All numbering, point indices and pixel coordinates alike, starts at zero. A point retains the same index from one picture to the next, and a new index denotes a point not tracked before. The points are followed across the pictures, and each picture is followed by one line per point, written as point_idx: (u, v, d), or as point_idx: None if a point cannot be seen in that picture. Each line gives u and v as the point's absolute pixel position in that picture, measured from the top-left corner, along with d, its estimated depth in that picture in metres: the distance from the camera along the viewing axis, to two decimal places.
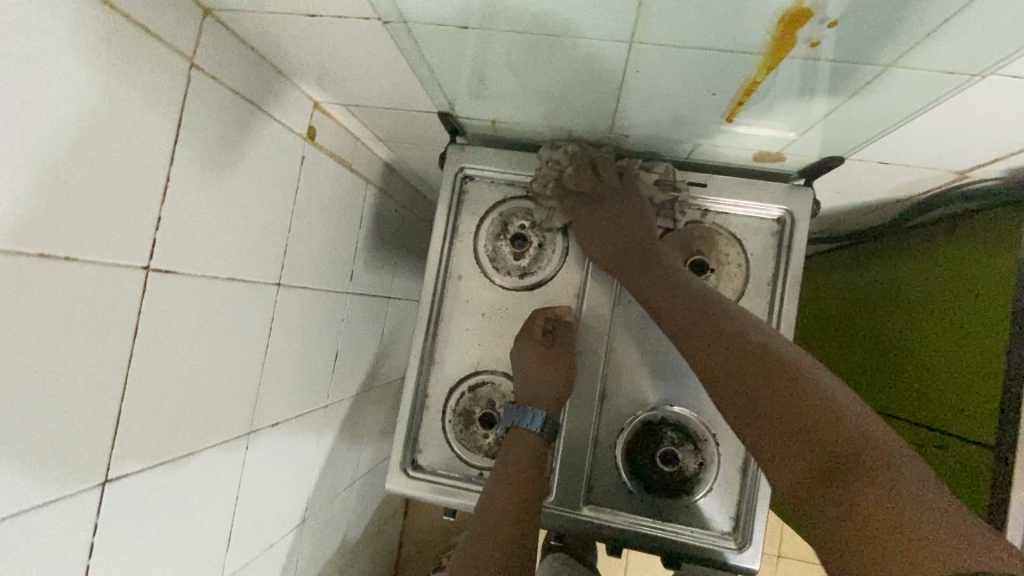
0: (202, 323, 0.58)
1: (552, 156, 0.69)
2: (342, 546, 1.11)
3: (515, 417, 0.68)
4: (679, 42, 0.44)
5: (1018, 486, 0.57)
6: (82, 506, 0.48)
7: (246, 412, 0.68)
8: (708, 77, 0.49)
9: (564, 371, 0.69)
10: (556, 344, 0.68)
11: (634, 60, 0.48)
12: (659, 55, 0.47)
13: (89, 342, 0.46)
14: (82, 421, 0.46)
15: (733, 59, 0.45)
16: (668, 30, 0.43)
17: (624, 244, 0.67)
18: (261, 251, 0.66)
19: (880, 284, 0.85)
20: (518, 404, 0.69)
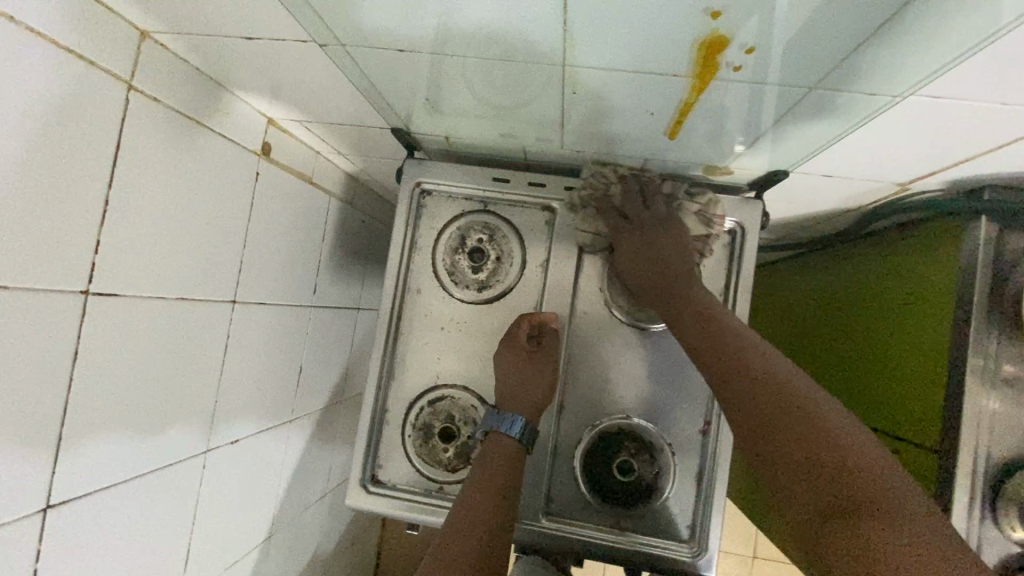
0: (150, 345, 0.58)
1: (601, 171, 0.68)
2: (313, 560, 1.10)
3: (494, 423, 0.67)
4: (611, 65, 0.45)
5: (960, 491, 0.59)
6: (22, 535, 0.47)
7: (202, 431, 0.68)
8: (645, 97, 0.49)
9: (547, 379, 0.68)
10: (540, 351, 0.68)
11: (572, 81, 0.49)
12: (594, 77, 0.47)
13: (23, 369, 0.45)
14: (19, 448, 0.46)
15: (664, 82, 0.46)
16: (599, 54, 0.43)
17: (662, 268, 0.65)
18: (214, 269, 0.66)
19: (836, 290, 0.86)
20: (499, 408, 0.67)
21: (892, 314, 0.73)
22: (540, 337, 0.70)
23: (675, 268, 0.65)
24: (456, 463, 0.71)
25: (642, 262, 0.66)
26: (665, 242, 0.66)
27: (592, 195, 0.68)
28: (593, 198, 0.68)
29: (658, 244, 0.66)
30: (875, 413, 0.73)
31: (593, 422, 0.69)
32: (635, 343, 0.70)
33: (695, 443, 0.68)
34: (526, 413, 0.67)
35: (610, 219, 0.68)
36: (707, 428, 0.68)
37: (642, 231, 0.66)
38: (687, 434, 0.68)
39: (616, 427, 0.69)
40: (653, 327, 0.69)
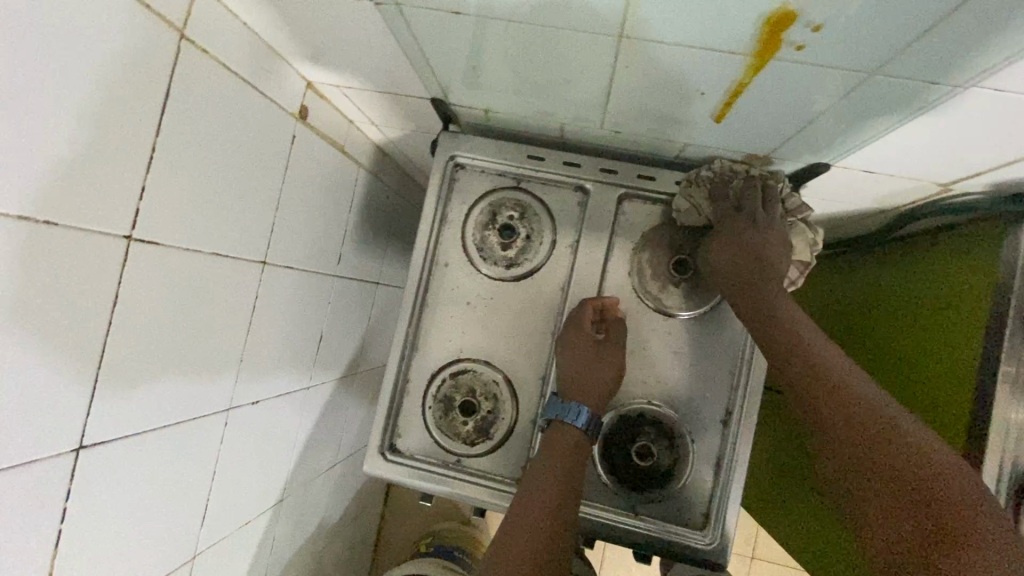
0: (182, 297, 0.58)
1: (734, 164, 0.66)
2: (319, 529, 1.11)
3: (557, 412, 0.67)
4: (669, 39, 0.44)
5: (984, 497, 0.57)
6: (56, 471, 0.48)
7: (227, 388, 0.69)
8: (698, 76, 0.49)
9: (612, 368, 0.67)
10: (605, 339, 0.68)
11: (626, 57, 0.49)
12: (649, 51, 0.47)
13: (68, 307, 0.46)
14: (57, 387, 0.46)
15: (721, 60, 0.45)
16: (659, 26, 0.43)
17: (758, 261, 0.61)
18: (249, 228, 0.66)
19: (863, 292, 0.86)
20: (563, 397, 0.67)
21: (919, 317, 0.72)
22: (605, 325, 0.69)
23: (766, 269, 0.61)
24: (475, 436, 0.72)
25: (739, 255, 0.62)
26: (770, 243, 0.61)
27: (711, 179, 0.66)
28: (709, 183, 0.66)
29: (760, 239, 0.61)
30: None
31: (614, 406, 0.70)
32: (661, 330, 0.70)
33: (714, 433, 0.68)
34: (591, 402, 0.66)
35: (723, 207, 0.65)
36: (727, 420, 0.68)
37: (748, 223, 0.62)
38: (707, 425, 0.68)
39: (639, 412, 0.69)
40: (681, 315, 0.69)
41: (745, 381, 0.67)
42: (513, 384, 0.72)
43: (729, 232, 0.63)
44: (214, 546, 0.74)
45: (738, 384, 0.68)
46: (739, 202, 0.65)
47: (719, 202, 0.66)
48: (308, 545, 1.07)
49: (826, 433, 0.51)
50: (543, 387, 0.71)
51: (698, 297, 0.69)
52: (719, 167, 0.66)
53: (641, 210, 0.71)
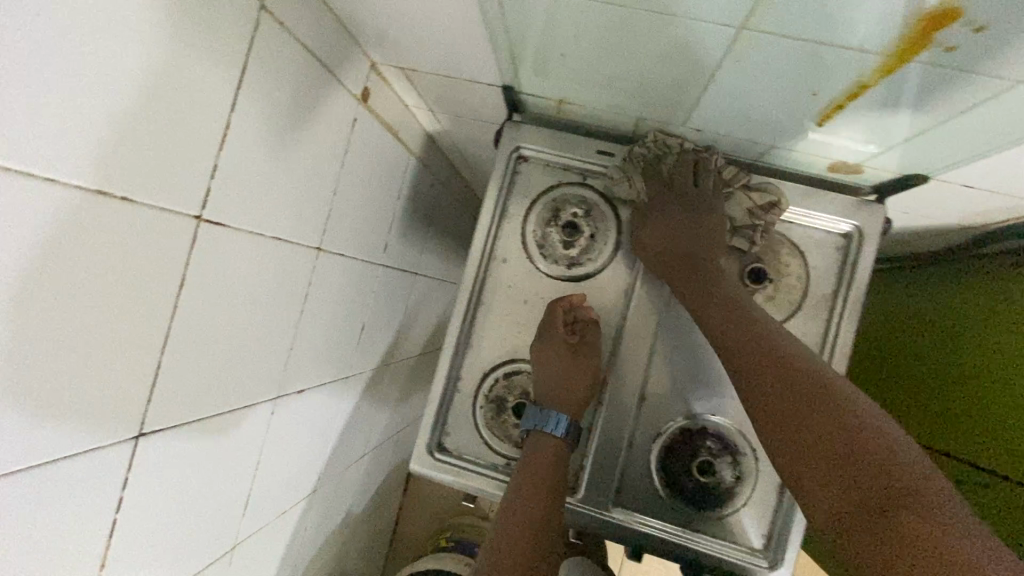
0: (241, 282, 0.56)
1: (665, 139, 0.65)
2: (346, 518, 1.10)
3: (538, 421, 0.65)
4: (799, 35, 0.42)
5: None
6: (114, 460, 0.46)
7: (275, 377, 0.67)
8: (817, 76, 0.47)
9: (588, 370, 0.67)
10: (580, 342, 0.67)
11: (743, 54, 0.46)
12: (770, 47, 0.44)
13: (137, 291, 0.43)
14: (122, 373, 0.44)
15: (852, 60, 0.43)
16: (796, 23, 0.40)
17: (688, 250, 0.63)
18: (307, 213, 0.64)
19: (923, 305, 0.81)
20: (542, 406, 0.66)
21: (988, 337, 0.68)
22: (577, 326, 0.68)
23: (696, 258, 0.63)
24: None
25: (669, 238, 0.64)
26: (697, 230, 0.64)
27: (643, 159, 0.66)
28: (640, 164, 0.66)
29: (691, 223, 0.64)
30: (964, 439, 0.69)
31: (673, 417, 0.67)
32: None
33: None
34: (569, 409, 0.66)
35: (657, 187, 0.67)
36: None
37: (683, 206, 0.65)
38: None
39: (701, 425, 0.66)
40: None
41: None
42: None
43: (665, 216, 0.65)
44: (251, 536, 0.72)
45: None
46: (672, 182, 0.66)
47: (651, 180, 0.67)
48: (333, 535, 1.05)
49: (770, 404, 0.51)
50: (601, 393, 0.68)
51: (771, 309, 0.65)
52: (654, 142, 0.65)
53: None
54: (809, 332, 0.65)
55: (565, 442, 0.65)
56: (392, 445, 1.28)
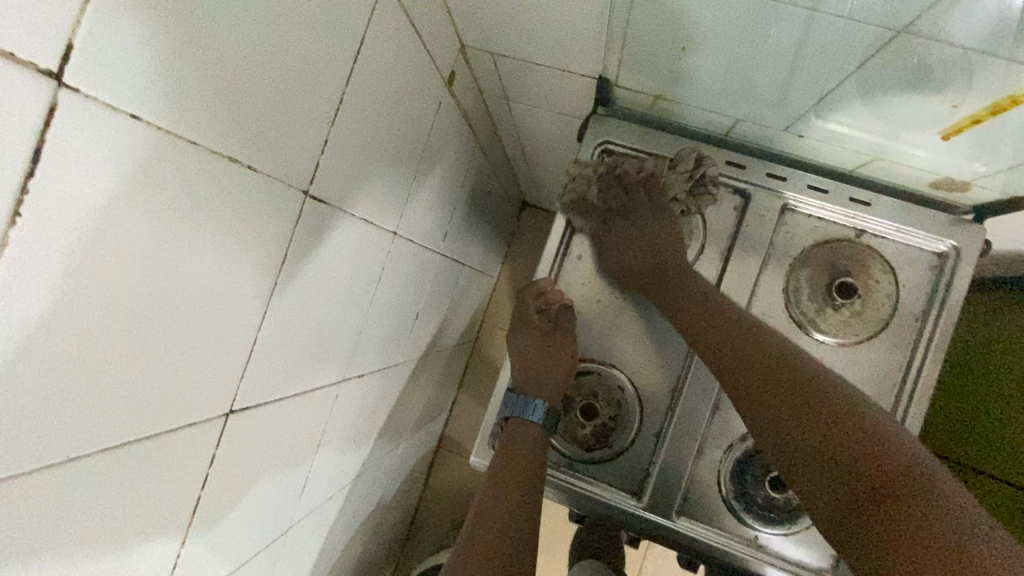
0: (328, 263, 0.54)
1: (580, 172, 0.68)
2: (377, 504, 1.09)
3: (515, 408, 0.67)
4: (959, 32, 0.42)
5: None
6: (208, 433, 0.44)
7: (343, 359, 0.66)
8: (959, 83, 0.48)
9: (563, 358, 0.69)
10: (556, 329, 0.70)
11: (896, 56, 0.47)
12: (922, 47, 0.45)
13: (246, 262, 0.42)
14: (226, 347, 0.43)
15: (1005, 74, 0.45)
16: (986, 19, 0.41)
17: (651, 259, 0.66)
18: (389, 195, 0.63)
19: None
20: (519, 393, 0.68)
21: None
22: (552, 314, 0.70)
23: (658, 261, 0.66)
24: (593, 441, 0.68)
25: (632, 256, 0.67)
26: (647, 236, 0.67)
27: (577, 198, 0.69)
28: (575, 200, 0.69)
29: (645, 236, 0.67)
30: None
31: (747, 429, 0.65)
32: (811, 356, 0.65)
33: None
34: (547, 398, 0.68)
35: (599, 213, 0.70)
36: None
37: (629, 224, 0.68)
38: None
39: None
40: (836, 341, 0.64)
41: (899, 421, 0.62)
42: (640, 392, 0.68)
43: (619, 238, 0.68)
44: (302, 518, 0.71)
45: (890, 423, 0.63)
46: (608, 206, 0.70)
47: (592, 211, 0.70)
48: (365, 521, 1.04)
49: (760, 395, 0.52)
50: (672, 399, 0.66)
51: (857, 325, 0.64)
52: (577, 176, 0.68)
53: (804, 224, 0.66)
54: (895, 352, 0.63)
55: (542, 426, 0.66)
56: (422, 434, 1.27)
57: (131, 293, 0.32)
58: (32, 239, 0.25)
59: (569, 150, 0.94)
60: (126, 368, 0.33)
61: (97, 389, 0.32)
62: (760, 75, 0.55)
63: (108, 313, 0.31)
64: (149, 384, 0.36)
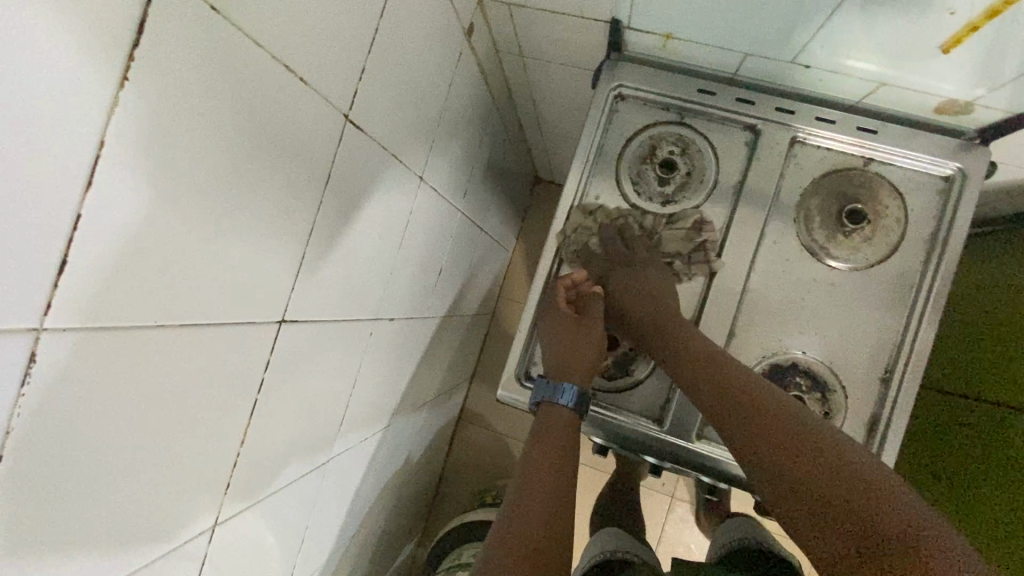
0: (362, 192, 0.57)
1: (580, 225, 0.72)
2: (405, 465, 1.12)
3: (546, 393, 0.68)
4: None
5: None
6: (263, 338, 0.48)
7: (378, 297, 0.69)
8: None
9: (594, 340, 0.69)
10: (584, 314, 0.71)
11: None
12: None
13: (294, 174, 0.45)
14: (277, 254, 0.46)
15: None
16: None
17: (652, 305, 0.66)
18: (417, 138, 0.66)
19: None
20: (547, 376, 0.68)
21: None
22: (581, 303, 0.72)
23: (659, 320, 0.64)
24: (615, 371, 0.72)
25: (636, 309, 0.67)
26: (648, 290, 0.67)
27: (578, 250, 0.73)
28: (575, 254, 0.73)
29: (641, 284, 0.68)
30: None
31: (764, 352, 0.67)
32: (824, 281, 0.67)
33: (873, 388, 0.65)
34: (576, 379, 0.68)
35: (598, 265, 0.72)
36: (887, 379, 0.65)
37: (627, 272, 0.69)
38: (866, 384, 0.66)
39: (792, 362, 0.67)
40: (847, 265, 0.66)
41: (911, 338, 0.65)
42: None
43: (621, 286, 0.69)
44: (343, 455, 0.74)
45: (902, 340, 0.65)
46: (607, 253, 0.71)
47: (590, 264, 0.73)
48: (395, 477, 1.07)
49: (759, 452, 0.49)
50: None
51: (868, 249, 0.66)
52: (577, 230, 0.72)
53: (814, 154, 0.68)
54: (906, 273, 0.66)
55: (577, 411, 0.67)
56: (445, 401, 1.30)
57: (201, 180, 0.35)
58: (130, 104, 0.29)
59: (583, 109, 0.97)
60: (195, 254, 0.37)
61: (173, 268, 0.35)
62: (763, 11, 0.57)
63: (183, 195, 0.34)
64: (213, 277, 0.39)
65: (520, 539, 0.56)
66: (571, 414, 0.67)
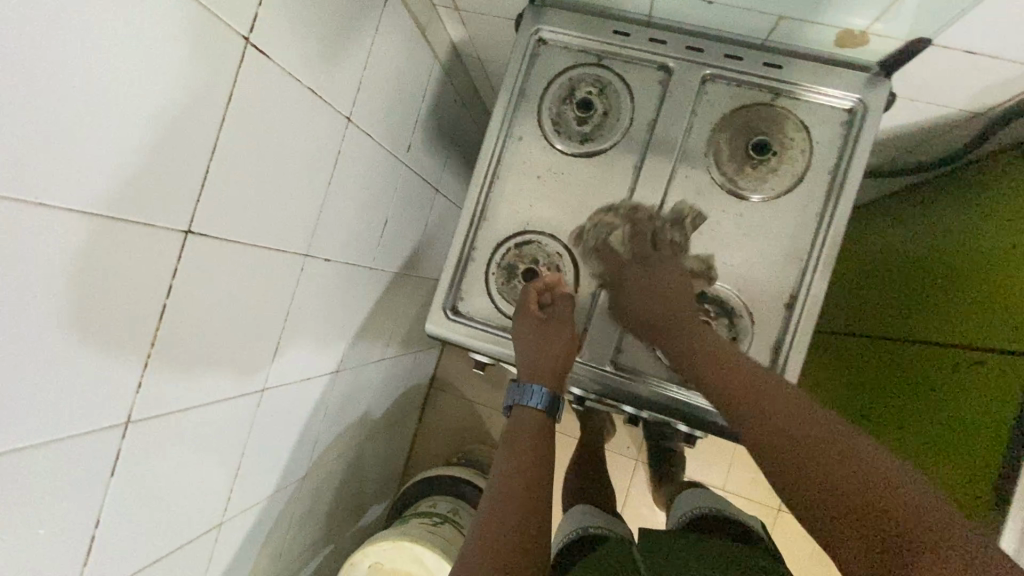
0: (274, 121, 0.61)
1: (598, 224, 0.72)
2: (365, 419, 1.16)
3: (515, 396, 0.70)
4: None
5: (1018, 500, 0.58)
6: (167, 244, 0.51)
7: (307, 233, 0.72)
8: None
9: (564, 345, 0.69)
10: (551, 315, 0.70)
11: None
12: None
13: (188, 88, 0.49)
14: (176, 164, 0.50)
15: None
16: None
17: (663, 295, 0.66)
18: (340, 78, 0.69)
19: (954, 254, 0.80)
20: (518, 381, 0.70)
21: (983, 310, 0.71)
22: (551, 302, 0.71)
23: (662, 309, 0.66)
24: None
25: (639, 301, 0.67)
26: (662, 286, 0.67)
27: (597, 251, 0.72)
28: (595, 253, 0.73)
29: (655, 281, 0.68)
30: (962, 395, 0.71)
31: None
32: (733, 212, 0.69)
33: (777, 313, 0.68)
34: (546, 383, 0.69)
35: (609, 267, 0.72)
36: (791, 303, 0.68)
37: (643, 273, 0.69)
38: (771, 309, 0.68)
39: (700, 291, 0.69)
40: (756, 196, 0.69)
41: (814, 264, 0.67)
42: (577, 259, 0.73)
43: (632, 282, 0.69)
44: (281, 387, 0.78)
45: (806, 267, 0.67)
46: (627, 250, 0.71)
47: (607, 262, 0.72)
48: (354, 427, 1.11)
49: (744, 417, 0.52)
50: (606, 261, 0.72)
51: (773, 180, 0.69)
52: (597, 224, 0.72)
53: (723, 90, 0.70)
54: (810, 202, 0.68)
55: (547, 412, 0.69)
56: (409, 363, 1.34)
57: (69, 60, 0.38)
58: None
59: None
60: (65, 137, 0.40)
61: (39, 144, 0.38)
62: None
63: (44, 74, 0.37)
64: (93, 163, 0.42)
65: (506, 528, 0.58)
66: (542, 417, 0.69)
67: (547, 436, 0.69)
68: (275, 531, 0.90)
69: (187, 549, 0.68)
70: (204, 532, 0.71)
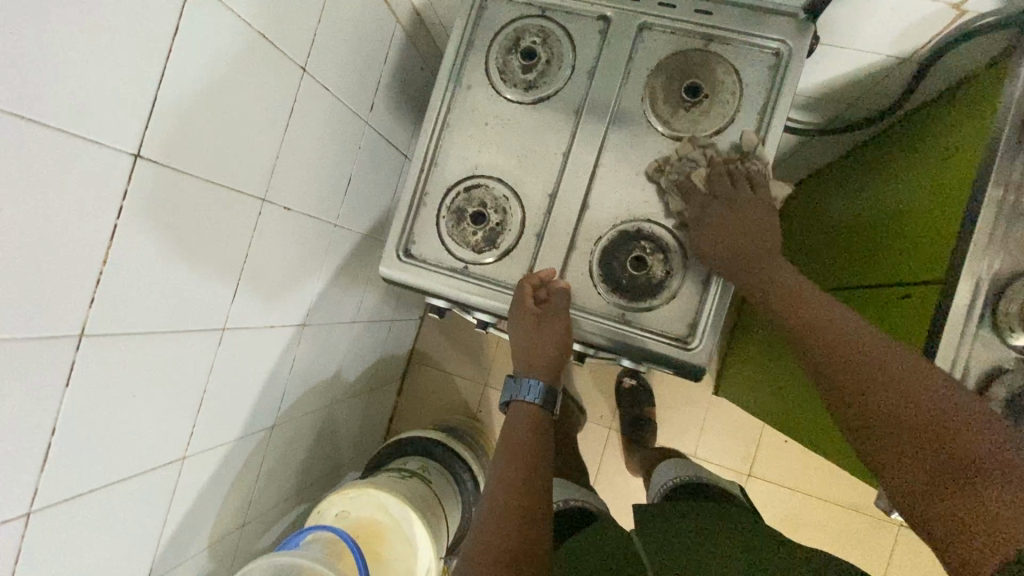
0: (228, 62, 0.64)
1: (689, 154, 0.71)
2: (336, 379, 1.19)
3: (514, 391, 0.77)
4: None
5: None
6: (118, 167, 0.54)
7: (265, 178, 0.76)
8: None
9: (558, 340, 0.73)
10: (546, 311, 0.72)
11: None
12: None
13: (135, 15, 0.51)
14: (125, 89, 0.52)
15: None
16: None
17: (738, 242, 0.66)
18: (294, 27, 0.72)
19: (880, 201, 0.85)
20: (516, 376, 0.77)
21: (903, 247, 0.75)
22: (547, 297, 0.72)
23: (744, 256, 0.66)
24: (482, 245, 0.77)
25: (721, 241, 0.67)
26: (744, 226, 0.66)
27: (678, 180, 0.71)
28: (678, 184, 0.71)
29: (736, 224, 0.67)
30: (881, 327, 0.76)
31: (614, 222, 0.74)
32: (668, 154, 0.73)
33: None
34: (541, 377, 0.75)
35: (690, 206, 0.70)
36: None
37: (729, 208, 0.67)
38: None
39: (638, 229, 0.74)
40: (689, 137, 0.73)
41: None
42: (523, 201, 0.76)
43: (711, 221, 0.68)
44: (243, 330, 0.81)
45: None
46: (709, 187, 0.69)
47: (687, 198, 0.70)
48: (325, 386, 1.14)
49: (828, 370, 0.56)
50: (549, 202, 0.76)
51: (705, 121, 0.73)
52: (684, 155, 0.71)
53: (658, 37, 0.74)
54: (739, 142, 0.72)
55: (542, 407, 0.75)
56: (383, 330, 1.37)
57: None
58: None
59: None
60: (8, 43, 0.42)
61: None
62: None
63: None
64: (38, 76, 0.45)
65: (501, 534, 0.64)
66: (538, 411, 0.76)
67: (541, 430, 0.75)
68: (242, 477, 0.93)
69: (146, 478, 0.71)
70: (164, 464, 0.74)
